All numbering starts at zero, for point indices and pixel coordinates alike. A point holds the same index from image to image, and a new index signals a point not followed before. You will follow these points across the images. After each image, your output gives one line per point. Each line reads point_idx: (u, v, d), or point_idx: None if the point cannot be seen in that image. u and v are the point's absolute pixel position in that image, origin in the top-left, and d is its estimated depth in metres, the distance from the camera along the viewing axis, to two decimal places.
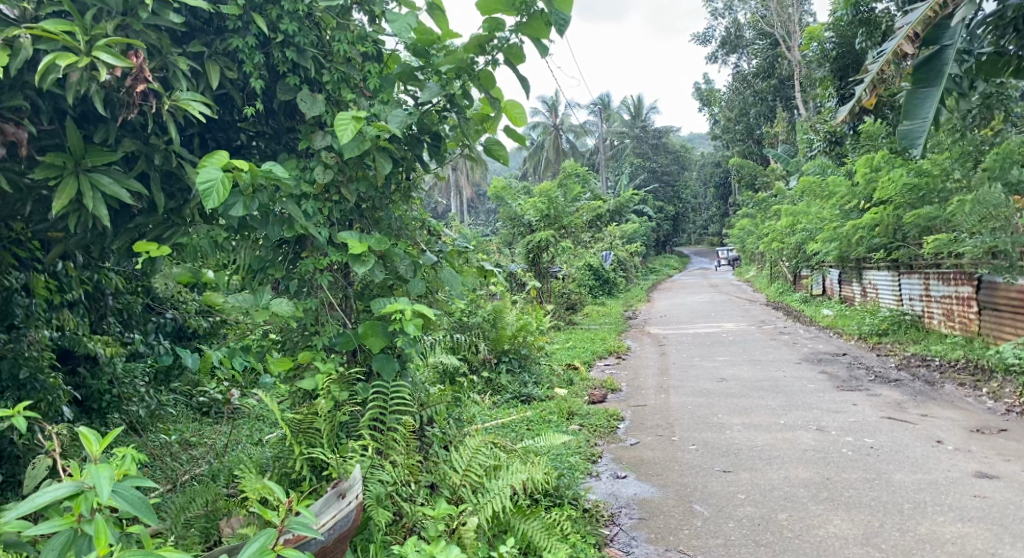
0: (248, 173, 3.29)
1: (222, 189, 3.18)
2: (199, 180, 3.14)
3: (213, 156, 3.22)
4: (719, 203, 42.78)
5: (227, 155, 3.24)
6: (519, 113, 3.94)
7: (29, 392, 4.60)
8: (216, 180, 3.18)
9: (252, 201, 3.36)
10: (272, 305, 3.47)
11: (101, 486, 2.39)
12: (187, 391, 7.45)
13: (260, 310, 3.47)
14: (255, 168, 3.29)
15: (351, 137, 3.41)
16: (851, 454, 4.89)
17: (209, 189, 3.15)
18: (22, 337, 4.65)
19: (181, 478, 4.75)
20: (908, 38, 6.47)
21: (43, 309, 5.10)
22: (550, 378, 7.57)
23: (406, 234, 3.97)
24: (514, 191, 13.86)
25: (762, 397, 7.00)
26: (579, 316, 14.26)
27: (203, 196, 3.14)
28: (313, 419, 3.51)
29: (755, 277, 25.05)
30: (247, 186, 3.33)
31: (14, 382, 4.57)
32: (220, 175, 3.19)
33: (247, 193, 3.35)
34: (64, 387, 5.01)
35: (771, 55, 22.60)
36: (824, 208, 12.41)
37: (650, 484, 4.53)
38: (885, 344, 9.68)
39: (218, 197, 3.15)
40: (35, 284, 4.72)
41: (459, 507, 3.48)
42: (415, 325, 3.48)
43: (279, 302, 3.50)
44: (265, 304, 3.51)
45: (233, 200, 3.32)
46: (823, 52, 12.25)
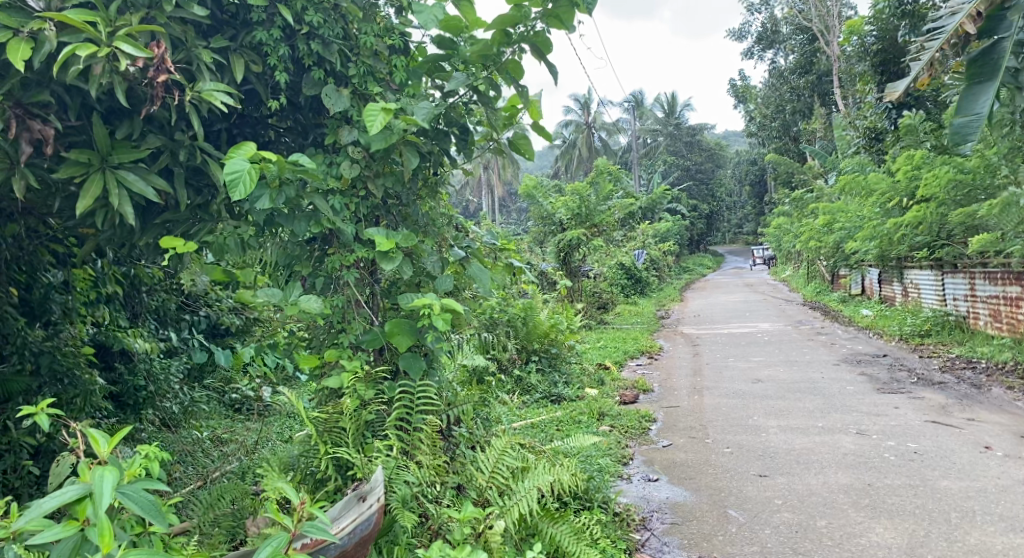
0: (274, 165, 3.25)
1: (250, 180, 3.13)
2: (226, 172, 3.09)
3: (240, 147, 3.18)
4: (754, 202, 42.17)
5: (254, 146, 3.20)
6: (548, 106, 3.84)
7: (67, 386, 4.56)
8: (243, 172, 3.13)
9: (278, 195, 3.32)
10: (301, 301, 3.39)
11: (106, 493, 2.34)
12: (219, 388, 7.48)
13: (287, 305, 3.39)
14: (281, 160, 3.25)
15: (378, 128, 3.34)
16: (893, 460, 4.71)
17: (236, 180, 3.10)
18: (59, 333, 4.67)
19: (213, 475, 4.74)
20: (970, 17, 6.19)
21: (79, 304, 5.13)
22: (580, 378, 7.46)
23: (433, 230, 3.88)
24: (545, 189, 13.75)
25: (799, 399, 6.81)
26: (611, 315, 14.10)
27: (229, 187, 3.08)
28: (338, 418, 3.44)
29: (791, 277, 24.63)
30: (274, 178, 3.29)
31: (53, 376, 4.53)
32: (247, 166, 3.14)
33: (274, 185, 3.31)
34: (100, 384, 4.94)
35: (809, 51, 22.28)
36: (864, 205, 12.12)
37: (683, 488, 4.41)
38: (928, 345, 9.40)
39: (245, 189, 3.10)
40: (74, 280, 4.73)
41: (485, 509, 3.38)
42: (443, 320, 3.40)
43: (306, 299, 3.42)
44: (291, 299, 3.43)
45: (260, 193, 3.29)
46: (863, 46, 11.98)
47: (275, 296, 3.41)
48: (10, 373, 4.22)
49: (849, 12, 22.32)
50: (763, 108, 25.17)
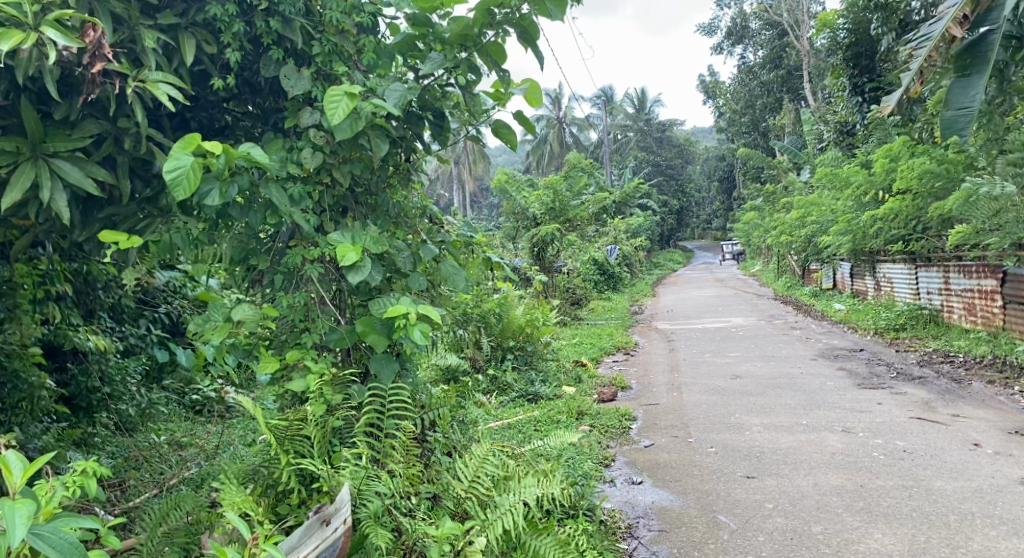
0: (222, 157, 2.95)
1: (194, 178, 2.86)
2: (168, 169, 2.82)
3: (183, 139, 2.88)
4: (723, 197, 42.35)
5: (198, 138, 2.89)
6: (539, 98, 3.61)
7: (10, 391, 4.49)
8: (186, 168, 2.85)
9: (230, 187, 3.01)
10: (235, 315, 3.17)
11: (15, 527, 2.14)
12: (179, 389, 7.14)
13: (223, 325, 3.20)
14: (230, 151, 2.95)
15: (338, 118, 3.07)
16: (883, 459, 4.55)
17: (179, 178, 2.83)
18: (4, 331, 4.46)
19: (169, 482, 4.47)
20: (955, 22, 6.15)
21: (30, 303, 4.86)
22: (557, 375, 7.24)
23: (405, 222, 3.65)
24: (518, 183, 13.50)
25: (781, 395, 6.66)
26: (585, 311, 13.91)
27: (171, 185, 2.82)
28: (302, 424, 3.15)
29: (762, 272, 24.62)
30: (223, 171, 2.98)
31: None
32: (191, 161, 2.86)
33: (223, 178, 3.00)
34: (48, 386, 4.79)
35: (779, 46, 22.35)
36: (838, 198, 12.04)
37: (668, 491, 4.21)
38: (904, 338, 9.33)
39: (188, 187, 2.84)
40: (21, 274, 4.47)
41: (465, 525, 3.09)
42: (421, 331, 3.13)
43: (240, 311, 3.19)
44: (228, 317, 3.24)
45: (209, 187, 2.98)
46: (836, 40, 11.91)
47: (204, 318, 3.23)
48: None
49: (817, 6, 22.31)
50: (733, 103, 25.12)
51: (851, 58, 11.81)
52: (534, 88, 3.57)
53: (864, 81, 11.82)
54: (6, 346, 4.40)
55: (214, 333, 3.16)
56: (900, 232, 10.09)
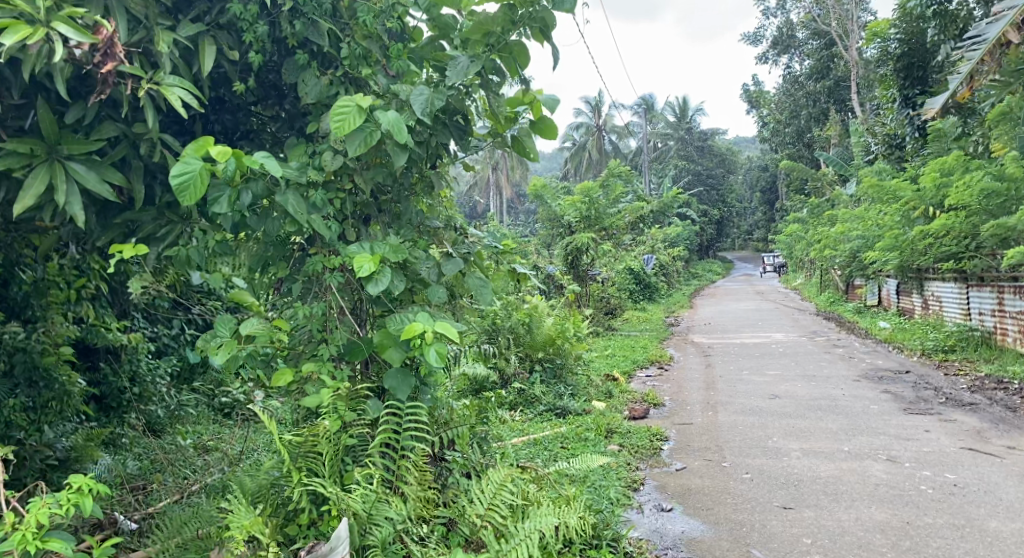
0: (231, 163, 2.83)
1: (201, 184, 2.76)
2: (174, 173, 2.73)
3: (194, 143, 2.79)
4: (765, 207, 41.65)
5: (209, 142, 2.80)
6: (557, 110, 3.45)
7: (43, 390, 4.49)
8: (194, 172, 2.76)
9: (240, 194, 2.90)
10: (242, 329, 3.05)
11: None
12: (208, 391, 7.10)
13: (227, 343, 3.07)
14: (240, 158, 2.83)
15: (347, 121, 2.96)
16: (931, 493, 4.29)
17: (184, 182, 2.74)
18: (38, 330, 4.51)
19: (190, 489, 4.41)
20: (1012, 26, 5.90)
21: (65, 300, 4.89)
22: (587, 390, 7.03)
23: (428, 232, 3.49)
24: (554, 190, 13.32)
25: (821, 418, 6.39)
26: (619, 322, 13.67)
27: (177, 190, 2.73)
28: (315, 442, 3.02)
29: (803, 286, 24.10)
30: (233, 177, 2.86)
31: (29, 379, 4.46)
32: (199, 166, 2.76)
33: (235, 184, 2.89)
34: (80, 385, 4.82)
35: (827, 56, 21.89)
36: (885, 212, 11.63)
37: (699, 520, 4.00)
38: (953, 361, 8.95)
39: (193, 193, 2.75)
40: (54, 275, 4.49)
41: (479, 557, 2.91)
42: (439, 352, 2.96)
43: (249, 324, 3.07)
44: (234, 333, 3.12)
45: (219, 193, 2.87)
46: (886, 50, 11.52)
47: (211, 334, 3.11)
48: None
49: (868, 16, 21.77)
50: (777, 113, 24.63)
51: (903, 69, 11.44)
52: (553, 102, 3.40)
53: (916, 93, 11.42)
54: (40, 344, 4.42)
55: (220, 353, 3.04)
56: (952, 249, 9.69)
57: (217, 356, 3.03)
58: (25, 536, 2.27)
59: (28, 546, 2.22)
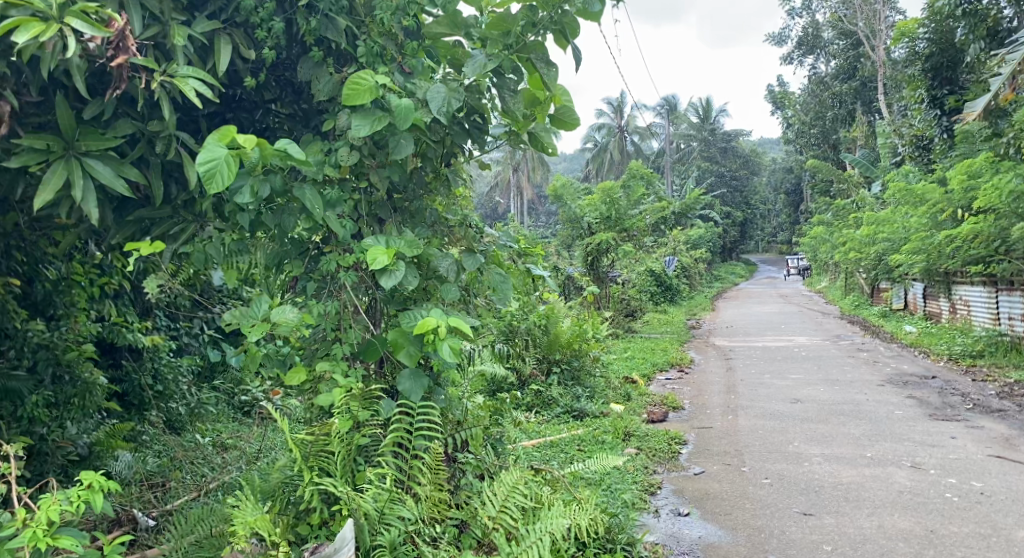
0: (256, 151, 2.82)
1: (230, 171, 2.73)
2: (201, 162, 2.70)
3: (217, 131, 2.75)
4: (789, 210, 41.25)
5: (233, 130, 2.77)
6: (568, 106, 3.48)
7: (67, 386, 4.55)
8: (220, 160, 2.72)
9: (263, 184, 2.87)
10: (274, 315, 2.96)
11: None
12: (229, 389, 7.14)
13: (259, 323, 2.98)
14: (264, 145, 2.81)
15: (356, 90, 2.97)
16: (957, 501, 4.19)
17: (213, 169, 2.71)
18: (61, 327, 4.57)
19: (208, 486, 4.43)
20: None
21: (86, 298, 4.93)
22: (606, 392, 6.97)
23: (443, 230, 3.48)
24: (574, 191, 13.28)
25: (844, 423, 6.29)
26: (639, 324, 13.59)
27: (205, 179, 2.69)
28: (327, 441, 2.98)
29: (828, 288, 23.82)
30: (256, 165, 2.85)
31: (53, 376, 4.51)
32: (225, 154, 2.73)
33: (256, 173, 2.87)
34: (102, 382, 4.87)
35: (853, 56, 21.61)
36: (911, 214, 11.45)
37: (716, 525, 3.94)
38: (981, 366, 8.77)
39: (222, 181, 2.71)
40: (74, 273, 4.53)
41: None
42: (450, 346, 2.92)
43: (283, 311, 2.98)
44: (266, 315, 3.03)
45: (241, 182, 2.84)
46: (914, 50, 11.32)
47: (242, 313, 3.00)
48: (7, 369, 4.20)
49: (897, 15, 21.46)
50: (801, 115, 24.36)
51: (930, 69, 11.25)
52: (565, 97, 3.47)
53: (944, 93, 11.21)
54: (62, 341, 4.47)
55: (253, 330, 2.93)
56: (981, 253, 9.51)
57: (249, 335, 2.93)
58: (35, 533, 2.27)
59: (38, 543, 2.24)
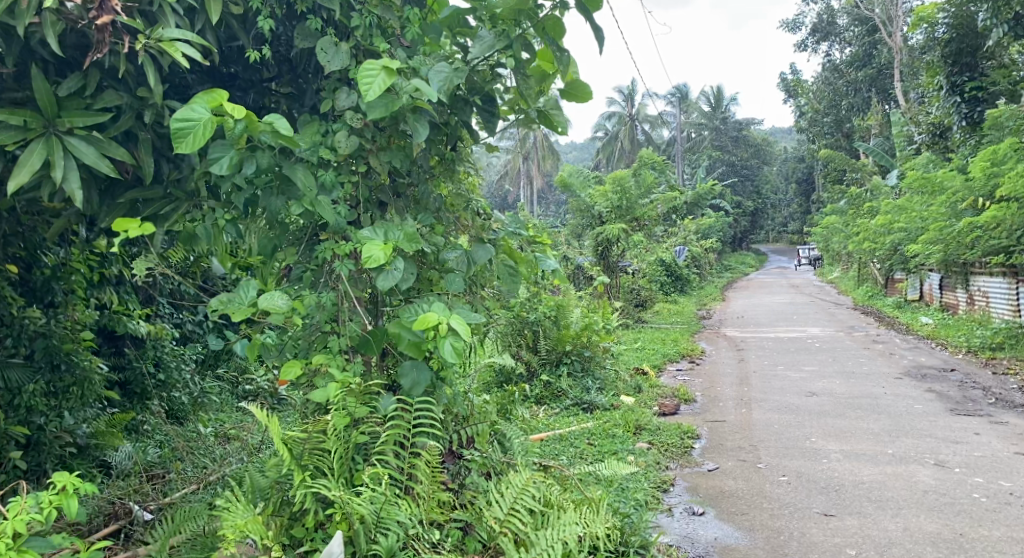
0: (241, 123, 2.64)
1: (204, 135, 2.56)
2: (176, 117, 2.53)
3: (208, 93, 2.60)
4: (800, 199, 40.86)
5: (224, 96, 2.61)
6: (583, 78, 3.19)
7: (65, 373, 4.40)
8: (197, 122, 2.56)
9: (243, 159, 2.68)
10: (262, 301, 2.77)
11: None
12: (233, 379, 6.94)
13: (246, 308, 2.83)
14: (251, 120, 2.63)
15: (370, 85, 2.71)
16: (986, 503, 4.00)
17: (185, 130, 2.54)
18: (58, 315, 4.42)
19: (209, 478, 4.27)
20: None
21: (84, 286, 4.75)
22: (616, 384, 6.79)
23: (447, 217, 3.27)
24: (584, 179, 13.05)
25: (862, 417, 6.09)
26: (649, 314, 13.38)
27: (175, 137, 2.53)
28: (321, 439, 2.81)
29: (840, 279, 23.53)
30: (239, 138, 2.67)
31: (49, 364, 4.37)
32: (205, 116, 2.57)
33: (239, 146, 2.69)
34: (99, 371, 4.72)
35: (869, 43, 21.19)
36: (930, 203, 11.17)
37: (733, 526, 3.76)
38: (1002, 359, 8.55)
39: (192, 143, 2.54)
40: (73, 259, 4.38)
41: None
42: (453, 346, 2.74)
43: (271, 297, 2.80)
44: (254, 300, 2.87)
45: (220, 153, 2.66)
46: (933, 35, 10.99)
47: (228, 298, 2.84)
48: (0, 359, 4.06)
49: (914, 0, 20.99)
50: (815, 103, 23.98)
51: (950, 55, 10.95)
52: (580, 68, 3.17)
53: (964, 79, 10.86)
54: (59, 331, 4.33)
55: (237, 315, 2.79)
56: (1002, 242, 9.26)
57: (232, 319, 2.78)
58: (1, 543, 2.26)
59: None
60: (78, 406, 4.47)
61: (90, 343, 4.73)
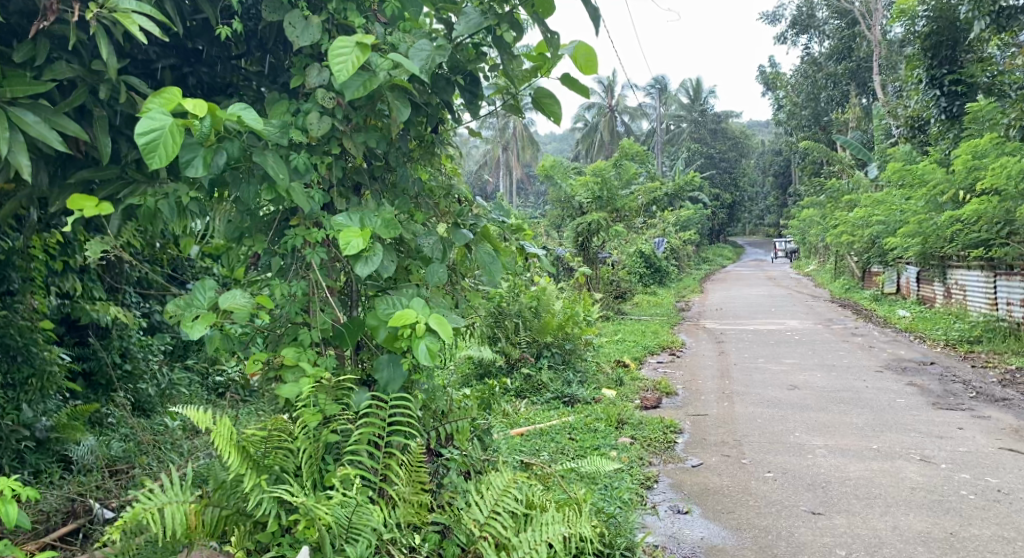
0: (207, 119, 2.44)
1: (173, 142, 2.34)
2: (140, 131, 2.31)
3: (160, 95, 2.39)
4: (777, 192, 41.04)
5: (179, 95, 2.40)
6: (591, 64, 2.87)
7: (23, 364, 4.19)
8: (164, 129, 2.34)
9: (217, 155, 2.48)
10: (223, 302, 2.62)
11: None
12: (203, 370, 6.69)
13: (205, 314, 2.64)
14: (216, 112, 2.45)
15: (339, 65, 2.52)
16: (974, 500, 3.93)
17: (154, 140, 2.32)
18: (15, 305, 4.21)
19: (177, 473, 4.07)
20: None
21: (44, 273, 4.53)
22: (597, 377, 6.67)
23: (427, 203, 3.09)
24: (564, 169, 12.91)
25: (845, 412, 6.01)
26: (629, 306, 13.30)
27: (146, 151, 2.31)
28: (287, 439, 2.64)
29: (817, 271, 23.63)
30: (208, 136, 2.45)
31: (6, 354, 4.16)
32: (171, 121, 2.35)
33: (209, 143, 2.47)
34: (59, 362, 4.51)
35: (847, 36, 21.20)
36: (909, 196, 11.14)
37: (720, 525, 3.65)
38: (980, 352, 8.54)
39: (166, 153, 2.32)
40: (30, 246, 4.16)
41: None
42: (427, 347, 2.58)
43: (231, 296, 2.65)
44: (213, 303, 2.69)
45: (191, 155, 2.44)
46: (913, 28, 10.94)
47: (185, 303, 2.66)
48: None
49: None
50: (793, 95, 23.98)
51: (930, 48, 10.92)
52: (585, 53, 2.84)
53: (944, 73, 10.81)
54: (18, 321, 4.13)
55: (197, 325, 2.59)
56: (981, 235, 9.24)
57: (190, 328, 2.60)
58: None
59: None
60: (37, 398, 4.30)
61: (50, 333, 4.51)
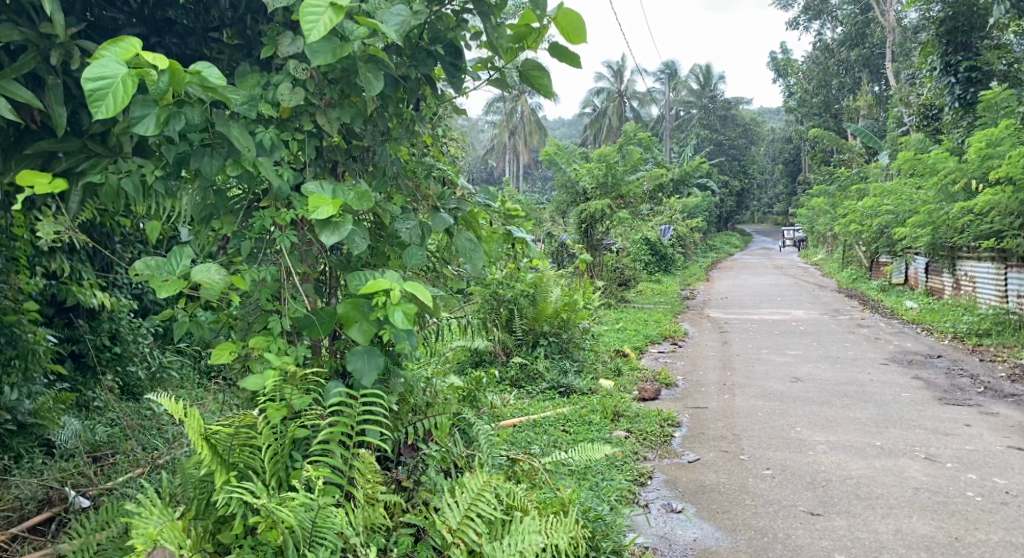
0: (165, 75, 2.24)
1: (123, 93, 2.15)
2: (88, 76, 2.12)
3: (117, 43, 2.20)
4: (787, 180, 40.65)
5: (139, 45, 2.22)
6: (580, 34, 2.69)
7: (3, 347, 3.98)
8: (114, 79, 2.15)
9: (173, 119, 2.31)
10: (195, 273, 2.35)
11: None
12: (195, 353, 6.54)
13: (175, 282, 2.36)
14: (177, 69, 2.25)
15: (311, 26, 2.30)
16: (981, 503, 3.76)
17: (101, 89, 2.13)
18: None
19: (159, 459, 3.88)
20: None
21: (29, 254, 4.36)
22: (595, 367, 6.52)
23: (407, 185, 2.90)
24: (569, 153, 12.73)
25: (848, 406, 5.85)
26: (632, 294, 13.14)
27: (91, 99, 2.12)
28: (251, 435, 2.48)
29: (824, 260, 23.35)
30: (164, 95, 2.27)
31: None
32: (123, 72, 2.16)
33: (165, 103, 2.29)
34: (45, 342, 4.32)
35: (861, 21, 20.87)
36: (921, 185, 10.91)
37: (714, 526, 3.50)
38: (988, 346, 8.35)
39: (114, 102, 2.13)
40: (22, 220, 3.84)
41: None
42: (404, 312, 2.41)
43: (206, 269, 2.38)
44: (187, 272, 2.42)
45: (144, 113, 2.27)
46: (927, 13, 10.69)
47: (157, 264, 2.39)
48: None
49: None
50: (804, 82, 23.65)
51: (945, 34, 10.66)
52: (571, 22, 2.66)
53: (959, 59, 10.52)
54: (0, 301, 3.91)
55: (167, 290, 2.33)
56: (993, 226, 9.03)
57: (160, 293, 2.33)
58: None
59: None
60: (21, 380, 4.10)
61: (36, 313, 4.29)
